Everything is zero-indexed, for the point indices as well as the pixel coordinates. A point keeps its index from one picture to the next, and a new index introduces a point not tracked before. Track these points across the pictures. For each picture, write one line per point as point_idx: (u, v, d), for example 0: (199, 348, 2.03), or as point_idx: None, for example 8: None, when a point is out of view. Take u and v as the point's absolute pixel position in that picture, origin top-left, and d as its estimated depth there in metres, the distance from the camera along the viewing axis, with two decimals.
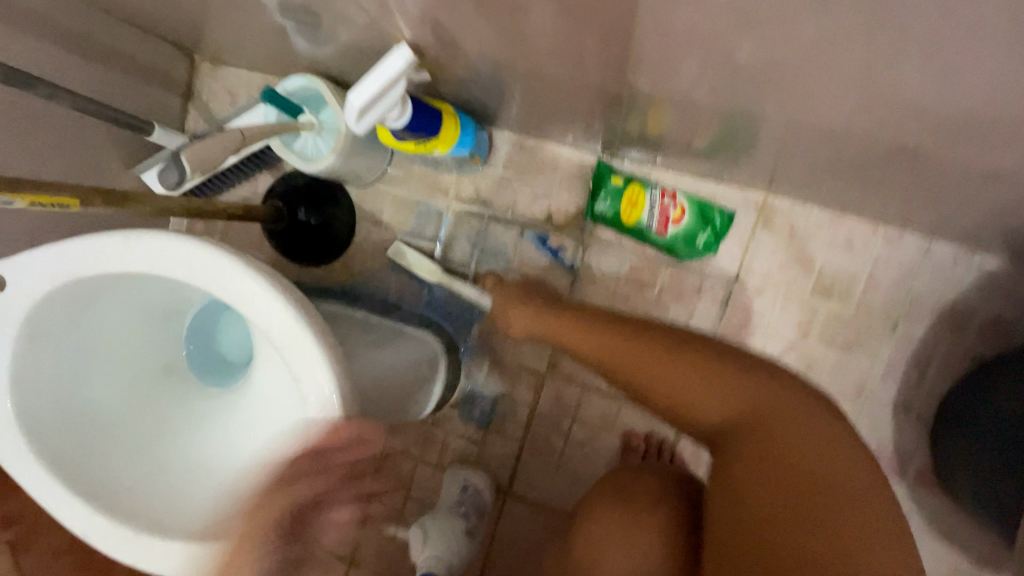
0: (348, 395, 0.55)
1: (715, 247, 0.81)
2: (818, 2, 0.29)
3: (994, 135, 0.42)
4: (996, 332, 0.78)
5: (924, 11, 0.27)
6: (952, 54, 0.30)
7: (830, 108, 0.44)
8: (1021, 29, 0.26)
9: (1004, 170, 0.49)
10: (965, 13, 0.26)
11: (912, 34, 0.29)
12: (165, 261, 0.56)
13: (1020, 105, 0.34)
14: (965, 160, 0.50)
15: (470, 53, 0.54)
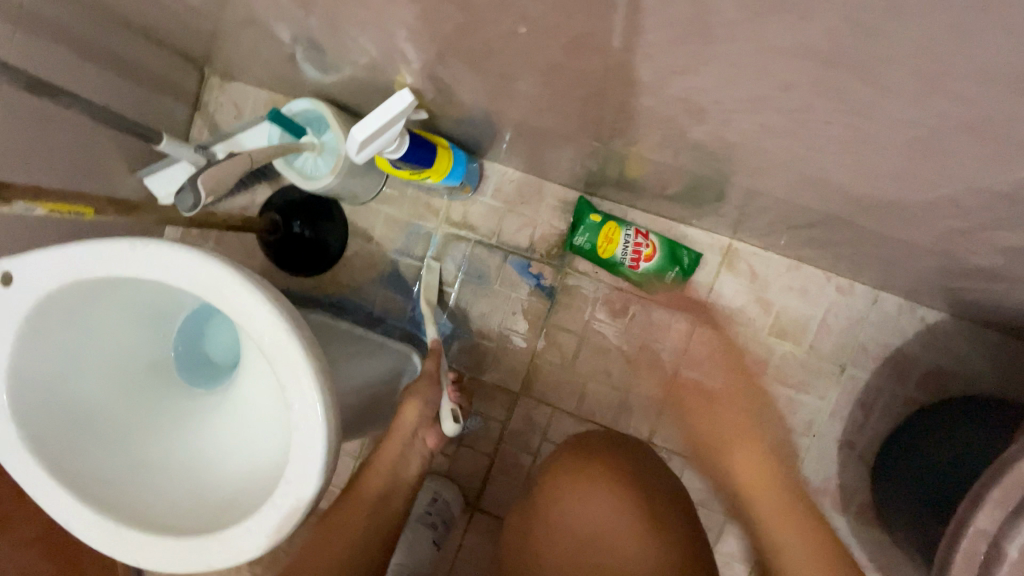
0: (329, 404, 0.59)
1: (682, 285, 0.88)
2: (746, 107, 0.35)
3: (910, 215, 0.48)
4: (934, 381, 0.84)
5: (827, 125, 0.33)
6: (855, 155, 0.36)
7: (774, 180, 0.50)
8: (902, 145, 0.32)
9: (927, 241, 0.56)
10: (858, 130, 0.32)
11: (822, 139, 0.35)
12: (165, 269, 0.59)
13: (919, 197, 0.40)
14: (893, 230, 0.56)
15: (464, 99, 0.60)
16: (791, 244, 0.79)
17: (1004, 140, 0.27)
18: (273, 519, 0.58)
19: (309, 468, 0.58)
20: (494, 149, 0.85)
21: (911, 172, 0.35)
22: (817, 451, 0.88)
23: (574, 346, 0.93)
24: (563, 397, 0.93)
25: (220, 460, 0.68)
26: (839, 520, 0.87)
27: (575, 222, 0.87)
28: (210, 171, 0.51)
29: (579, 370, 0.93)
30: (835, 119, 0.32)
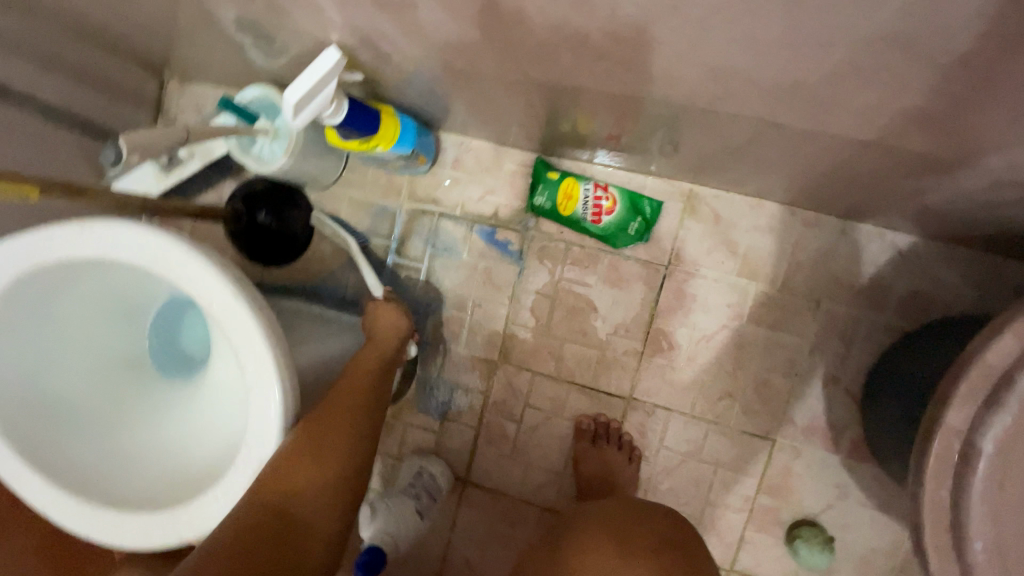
0: (284, 368, 0.59)
1: (647, 235, 0.87)
2: None
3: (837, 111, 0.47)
4: (913, 306, 0.82)
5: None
6: (742, 30, 0.36)
7: (693, 90, 0.49)
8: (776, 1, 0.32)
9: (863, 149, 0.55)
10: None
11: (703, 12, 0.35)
12: (116, 248, 0.59)
13: (825, 74, 0.39)
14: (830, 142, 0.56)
15: (391, 52, 0.60)
16: (748, 180, 0.78)
17: None
18: (238, 486, 0.58)
19: (268, 434, 0.58)
20: (445, 118, 0.85)
21: (795, 35, 0.35)
22: (802, 390, 0.86)
23: (547, 309, 0.92)
24: (541, 361, 0.93)
25: (194, 440, 0.68)
26: (831, 459, 0.86)
27: (534, 182, 0.87)
28: (137, 134, 0.52)
29: (554, 332, 0.92)
30: None
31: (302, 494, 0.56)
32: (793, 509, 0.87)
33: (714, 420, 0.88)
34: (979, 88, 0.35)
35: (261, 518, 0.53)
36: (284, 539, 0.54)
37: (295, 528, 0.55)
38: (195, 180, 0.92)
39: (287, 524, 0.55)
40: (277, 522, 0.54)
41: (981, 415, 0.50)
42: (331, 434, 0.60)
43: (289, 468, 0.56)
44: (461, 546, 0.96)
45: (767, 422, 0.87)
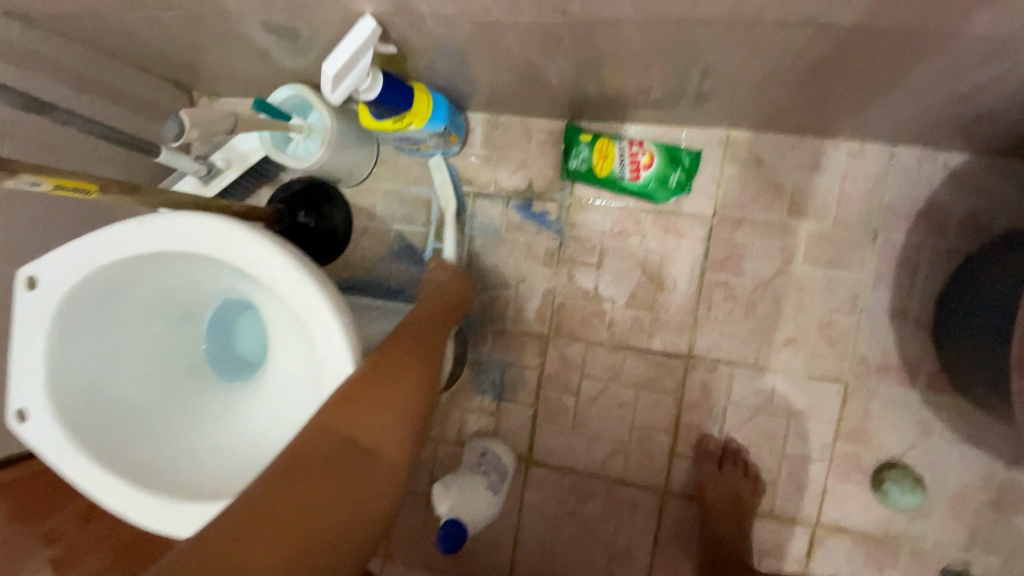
0: (352, 339, 0.58)
1: (688, 187, 0.85)
2: None
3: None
4: (976, 226, 0.80)
5: None
6: None
7: (736, 1, 0.48)
8: None
9: (920, 49, 0.53)
10: None
11: None
12: (175, 240, 0.60)
13: None
14: (883, 46, 0.54)
15: (424, 20, 0.61)
16: (790, 114, 0.76)
17: None
18: None
19: None
20: (473, 95, 0.86)
21: None
22: (869, 327, 0.83)
23: (594, 276, 0.91)
24: (594, 330, 0.91)
25: (264, 432, 0.68)
26: (909, 395, 0.82)
27: (566, 146, 0.87)
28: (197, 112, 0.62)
29: (603, 298, 0.91)
30: None
31: (377, 430, 0.53)
32: (875, 452, 0.83)
33: (779, 368, 0.86)
34: None
35: (325, 438, 0.50)
36: (360, 472, 0.50)
37: (362, 460, 0.50)
38: (235, 189, 0.94)
39: (354, 455, 0.50)
40: (337, 446, 0.50)
41: None
42: (396, 366, 0.58)
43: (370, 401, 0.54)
44: (532, 528, 0.93)
45: (835, 364, 0.84)
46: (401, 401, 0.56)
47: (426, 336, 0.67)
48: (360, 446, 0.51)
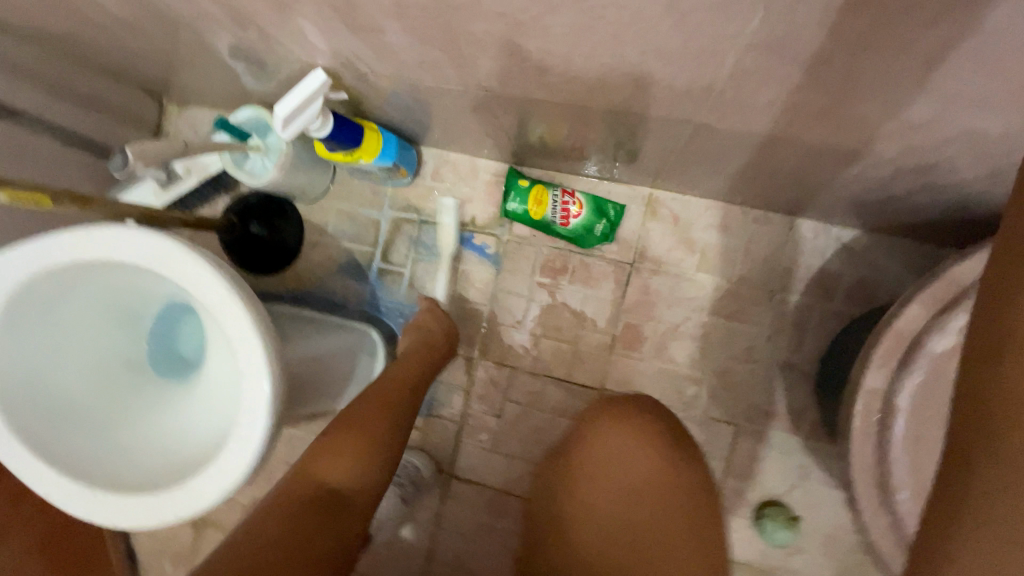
0: (272, 356, 0.64)
1: (612, 236, 0.94)
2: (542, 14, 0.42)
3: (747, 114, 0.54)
4: (860, 295, 0.89)
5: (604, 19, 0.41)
6: (644, 44, 0.43)
7: (622, 97, 0.57)
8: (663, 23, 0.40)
9: (780, 151, 0.63)
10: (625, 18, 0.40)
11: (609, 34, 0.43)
12: (120, 251, 0.66)
13: (723, 81, 0.47)
14: (751, 145, 0.63)
15: (367, 73, 0.68)
16: (700, 183, 0.85)
17: None
18: (231, 463, 0.63)
19: (259, 413, 0.63)
20: (424, 133, 0.93)
21: (692, 41, 0.41)
22: (761, 376, 0.92)
23: (524, 308, 0.99)
24: (519, 358, 0.99)
25: (190, 432, 0.73)
26: (792, 442, 0.91)
27: (506, 189, 0.94)
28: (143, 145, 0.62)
29: (530, 329, 0.98)
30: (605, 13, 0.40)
31: (332, 471, 0.65)
32: (759, 490, 0.91)
33: (681, 407, 0.94)
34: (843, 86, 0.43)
35: (309, 490, 0.64)
36: (320, 527, 0.60)
37: (327, 510, 0.62)
38: (194, 197, 0.99)
39: (324, 506, 0.62)
40: (314, 497, 0.63)
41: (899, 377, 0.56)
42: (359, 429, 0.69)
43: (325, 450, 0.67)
44: (447, 538, 1.00)
45: (730, 407, 0.93)
46: (369, 452, 0.68)
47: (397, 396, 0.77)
48: (327, 498, 0.63)
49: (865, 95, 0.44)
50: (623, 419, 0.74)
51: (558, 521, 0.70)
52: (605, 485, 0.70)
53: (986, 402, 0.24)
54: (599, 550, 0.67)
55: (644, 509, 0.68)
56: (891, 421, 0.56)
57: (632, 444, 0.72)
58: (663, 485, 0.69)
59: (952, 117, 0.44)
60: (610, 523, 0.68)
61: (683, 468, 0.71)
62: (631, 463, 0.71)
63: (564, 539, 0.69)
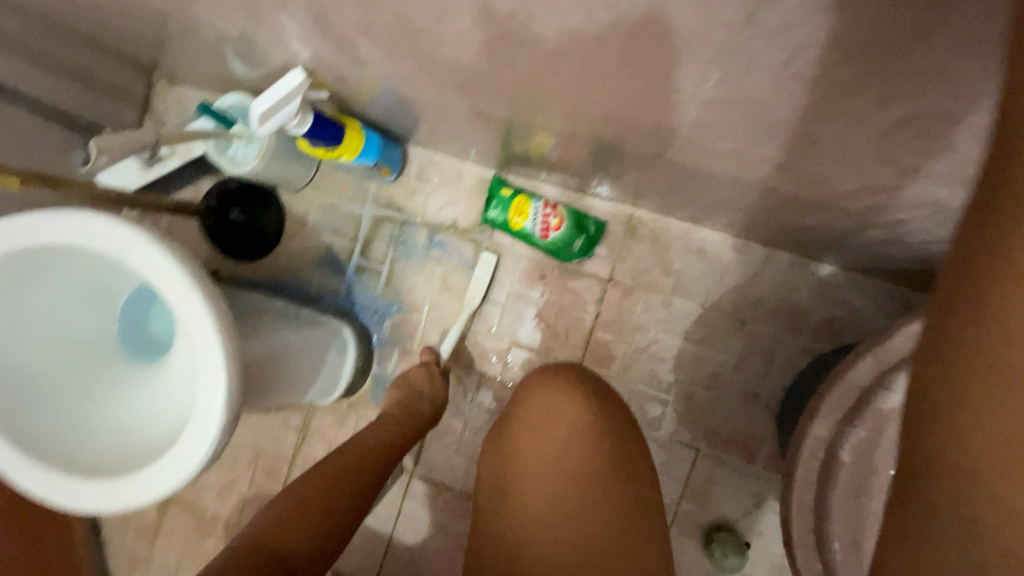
0: (231, 355, 0.65)
1: (589, 252, 0.94)
2: (504, 46, 0.42)
3: (712, 158, 0.54)
4: (829, 330, 0.90)
5: (563, 58, 0.40)
6: (605, 85, 0.43)
7: (592, 127, 0.57)
8: (618, 68, 0.39)
9: (750, 192, 0.62)
10: (582, 60, 0.40)
11: (569, 71, 0.42)
12: (86, 237, 0.65)
13: (685, 125, 0.47)
14: (722, 184, 0.63)
15: (348, 74, 0.67)
16: (679, 208, 0.85)
17: (669, 42, 0.33)
18: (183, 456, 0.64)
19: (213, 411, 0.64)
20: (409, 133, 0.93)
21: (654, 89, 0.41)
22: (724, 403, 0.93)
23: (498, 316, 0.99)
24: (488, 364, 0.99)
25: (151, 418, 0.73)
26: (749, 470, 0.92)
27: (489, 196, 0.93)
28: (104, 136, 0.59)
29: (502, 337, 0.99)
30: (562, 53, 0.40)
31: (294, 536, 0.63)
32: (712, 514, 0.93)
33: (644, 427, 0.95)
34: (801, 144, 0.43)
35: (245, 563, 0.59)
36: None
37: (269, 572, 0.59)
38: (175, 178, 0.98)
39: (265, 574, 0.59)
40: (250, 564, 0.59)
41: (844, 427, 0.57)
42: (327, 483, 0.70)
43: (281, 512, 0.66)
44: (404, 536, 1.01)
45: (692, 431, 0.94)
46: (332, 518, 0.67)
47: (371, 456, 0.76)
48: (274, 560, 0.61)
49: (827, 157, 0.44)
50: (546, 380, 0.71)
51: (502, 482, 0.69)
52: (541, 443, 0.68)
53: (919, 481, 0.27)
54: (548, 502, 0.66)
55: (578, 458, 0.67)
56: (832, 470, 0.57)
57: (557, 400, 0.69)
58: (592, 434, 0.68)
59: (910, 184, 0.44)
60: (549, 477, 0.67)
61: (602, 413, 0.69)
62: (560, 418, 0.68)
63: (508, 500, 0.67)
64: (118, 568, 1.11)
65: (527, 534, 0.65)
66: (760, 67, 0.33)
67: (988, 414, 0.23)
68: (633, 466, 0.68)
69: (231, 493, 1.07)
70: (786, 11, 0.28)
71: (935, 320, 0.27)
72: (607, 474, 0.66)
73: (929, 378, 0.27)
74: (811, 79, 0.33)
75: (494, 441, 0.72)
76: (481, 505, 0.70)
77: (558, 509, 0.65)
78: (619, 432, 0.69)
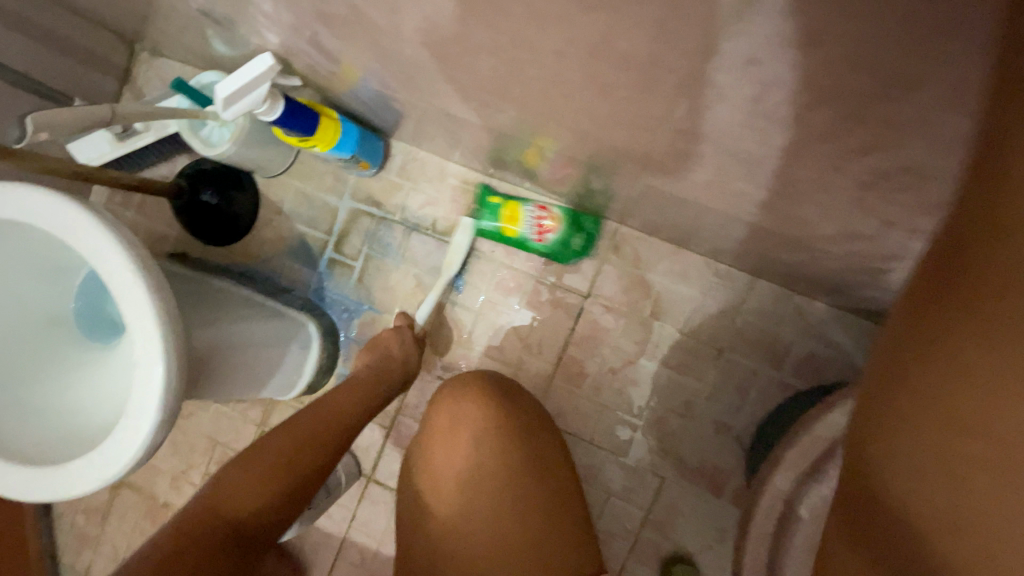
0: (172, 350, 0.61)
1: (591, 247, 0.91)
2: (462, 52, 0.38)
3: (688, 188, 0.51)
4: (809, 367, 0.87)
5: (522, 72, 0.37)
6: (570, 104, 0.40)
7: (566, 143, 0.54)
8: (580, 88, 0.36)
9: (730, 225, 0.60)
10: (543, 75, 0.36)
11: (532, 86, 0.39)
12: (31, 213, 0.62)
13: (656, 153, 0.43)
14: (701, 214, 0.60)
15: (320, 64, 0.64)
16: (663, 230, 0.82)
17: (631, 66, 0.30)
18: (113, 452, 0.61)
19: (148, 407, 0.60)
20: (392, 127, 0.89)
21: (621, 113, 0.38)
22: (695, 432, 0.90)
23: (471, 323, 0.96)
24: (457, 372, 0.96)
25: (93, 403, 0.70)
26: (714, 503, 0.89)
27: (477, 206, 0.92)
28: (48, 111, 0.55)
29: (473, 345, 0.96)
30: (520, 66, 0.36)
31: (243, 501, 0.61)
32: (673, 544, 0.90)
33: (611, 450, 0.92)
34: (775, 185, 0.40)
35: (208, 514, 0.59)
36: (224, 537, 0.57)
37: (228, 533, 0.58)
38: (148, 154, 0.94)
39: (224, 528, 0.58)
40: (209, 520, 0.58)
41: (805, 481, 0.54)
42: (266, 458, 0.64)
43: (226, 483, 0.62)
44: (356, 540, 0.98)
45: (659, 458, 0.91)
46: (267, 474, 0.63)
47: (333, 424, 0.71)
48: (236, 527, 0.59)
49: (803, 200, 0.41)
50: (450, 390, 0.66)
51: (419, 497, 0.62)
52: (452, 452, 0.62)
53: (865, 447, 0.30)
54: (464, 511, 0.59)
55: (490, 464, 0.61)
56: (790, 524, 0.54)
57: (464, 406, 0.64)
58: (505, 438, 0.62)
59: (890, 236, 0.41)
60: (463, 485, 0.60)
61: (512, 411, 0.64)
62: (466, 423, 0.63)
63: (427, 514, 0.61)
64: (65, 547, 1.08)
65: (450, 547, 0.58)
66: (729, 102, 0.30)
67: (933, 379, 0.25)
68: (553, 469, 0.63)
69: (185, 481, 1.04)
70: (752, 46, 0.24)
71: (907, 345, 0.27)
72: (522, 478, 0.61)
73: (935, 323, 0.25)
74: (784, 120, 0.29)
75: (408, 459, 0.66)
76: (403, 530, 0.63)
77: (480, 518, 0.59)
78: (531, 439, 0.64)
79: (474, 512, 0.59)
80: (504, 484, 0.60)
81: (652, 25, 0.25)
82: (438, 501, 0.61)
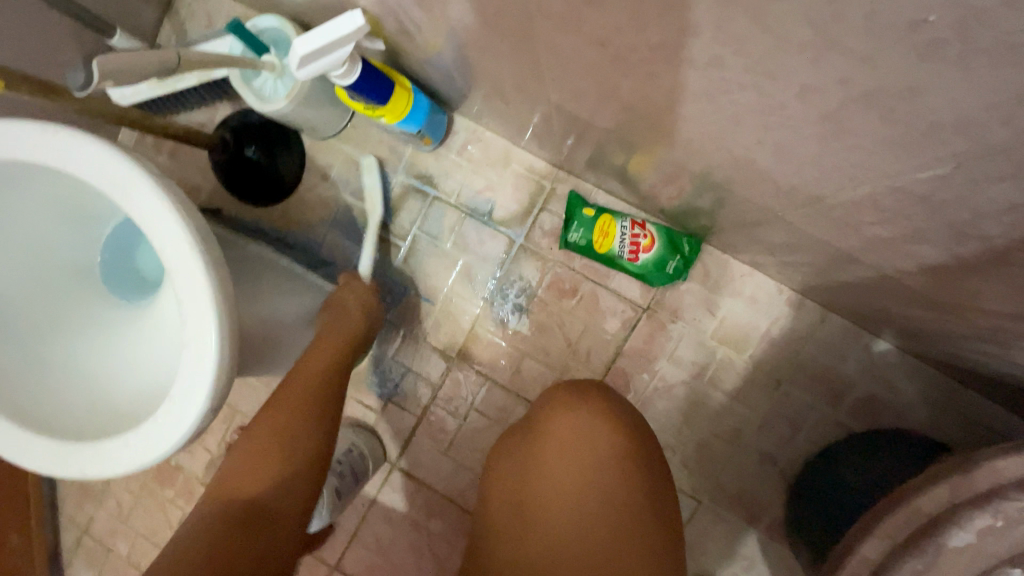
0: (225, 331, 0.56)
1: (682, 274, 0.84)
2: (653, 61, 0.33)
3: (836, 233, 0.45)
4: (867, 409, 0.83)
5: (721, 95, 0.31)
6: (757, 136, 0.34)
7: (698, 161, 0.48)
8: (794, 126, 0.30)
9: (848, 268, 0.55)
10: (753, 106, 0.31)
11: (723, 110, 0.33)
12: (77, 161, 0.55)
13: (826, 198, 0.38)
14: (819, 252, 0.55)
15: (419, 31, 0.57)
16: (744, 252, 0.77)
17: (910, 123, 0.24)
18: (154, 435, 0.56)
19: (195, 393, 0.55)
20: (462, 103, 0.82)
21: (829, 159, 0.32)
22: (739, 460, 0.87)
23: (517, 320, 0.91)
24: (497, 369, 0.92)
25: (121, 371, 0.65)
26: (746, 533, 0.87)
27: (567, 217, 0.84)
28: (112, 58, 0.50)
29: (520, 344, 0.91)
30: (728, 91, 0.30)
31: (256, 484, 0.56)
32: (698, 568, 0.88)
33: None
34: (977, 254, 0.35)
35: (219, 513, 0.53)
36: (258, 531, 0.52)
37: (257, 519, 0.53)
38: (189, 99, 0.85)
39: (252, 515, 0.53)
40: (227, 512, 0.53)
41: (896, 553, 0.51)
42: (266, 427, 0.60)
43: (240, 465, 0.57)
44: (374, 526, 0.95)
45: (697, 482, 0.88)
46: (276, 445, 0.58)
47: (321, 396, 0.64)
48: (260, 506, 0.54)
49: (1003, 277, 0.36)
50: (577, 400, 0.63)
51: (517, 503, 0.60)
52: (568, 468, 0.59)
53: None
54: (571, 537, 0.56)
55: (609, 488, 0.58)
56: None
57: (594, 424, 0.61)
58: (627, 465, 0.59)
59: None
60: (574, 510, 0.57)
61: (636, 437, 0.62)
62: (594, 446, 0.60)
63: (526, 527, 0.58)
64: (67, 497, 1.04)
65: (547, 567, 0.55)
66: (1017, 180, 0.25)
67: None
68: (667, 502, 0.60)
69: (200, 446, 1.00)
70: None
71: None
72: (638, 509, 0.57)
73: None
74: None
75: (512, 454, 0.63)
76: (489, 525, 0.61)
77: (585, 549, 0.55)
78: (654, 475, 0.61)
79: (582, 540, 0.56)
80: (620, 508, 0.57)
81: (1004, 94, 0.20)
82: (536, 519, 0.58)
